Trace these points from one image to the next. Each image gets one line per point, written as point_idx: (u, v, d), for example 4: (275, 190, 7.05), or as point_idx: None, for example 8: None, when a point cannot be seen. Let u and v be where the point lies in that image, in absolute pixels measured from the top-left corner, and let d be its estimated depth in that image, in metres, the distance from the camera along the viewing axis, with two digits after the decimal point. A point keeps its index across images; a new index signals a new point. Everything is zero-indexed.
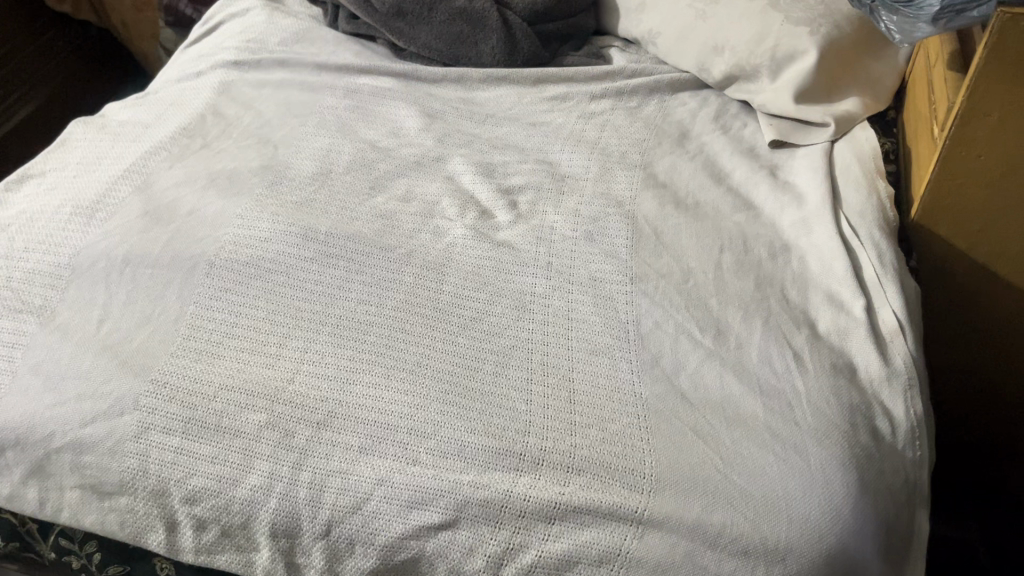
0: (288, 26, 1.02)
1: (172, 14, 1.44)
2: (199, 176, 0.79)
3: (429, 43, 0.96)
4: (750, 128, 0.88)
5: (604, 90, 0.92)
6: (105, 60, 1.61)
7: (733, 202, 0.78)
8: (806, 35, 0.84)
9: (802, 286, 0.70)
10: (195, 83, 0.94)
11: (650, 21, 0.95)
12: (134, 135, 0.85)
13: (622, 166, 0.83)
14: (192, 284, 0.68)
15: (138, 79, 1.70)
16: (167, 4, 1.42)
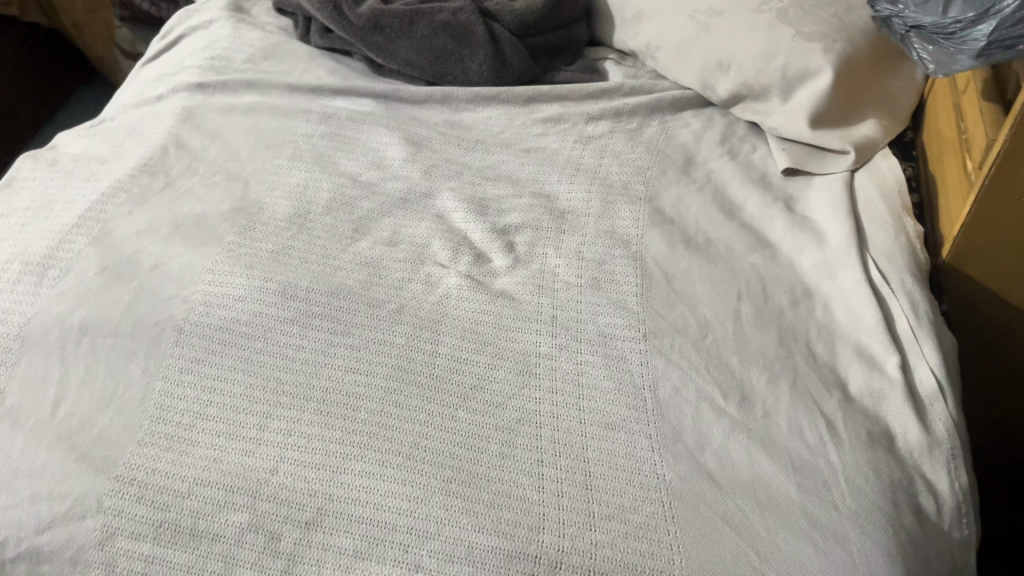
0: (255, 40, 0.94)
1: (128, 13, 1.34)
2: (163, 223, 0.72)
3: (410, 59, 0.89)
4: (759, 151, 0.82)
5: (601, 111, 0.85)
6: (57, 64, 1.51)
7: (748, 240, 0.72)
8: (819, 52, 0.77)
9: (829, 339, 0.64)
10: (155, 109, 0.86)
11: (648, 32, 0.88)
12: (88, 173, 0.78)
13: (625, 199, 0.77)
14: (159, 355, 0.61)
15: (92, 82, 1.60)
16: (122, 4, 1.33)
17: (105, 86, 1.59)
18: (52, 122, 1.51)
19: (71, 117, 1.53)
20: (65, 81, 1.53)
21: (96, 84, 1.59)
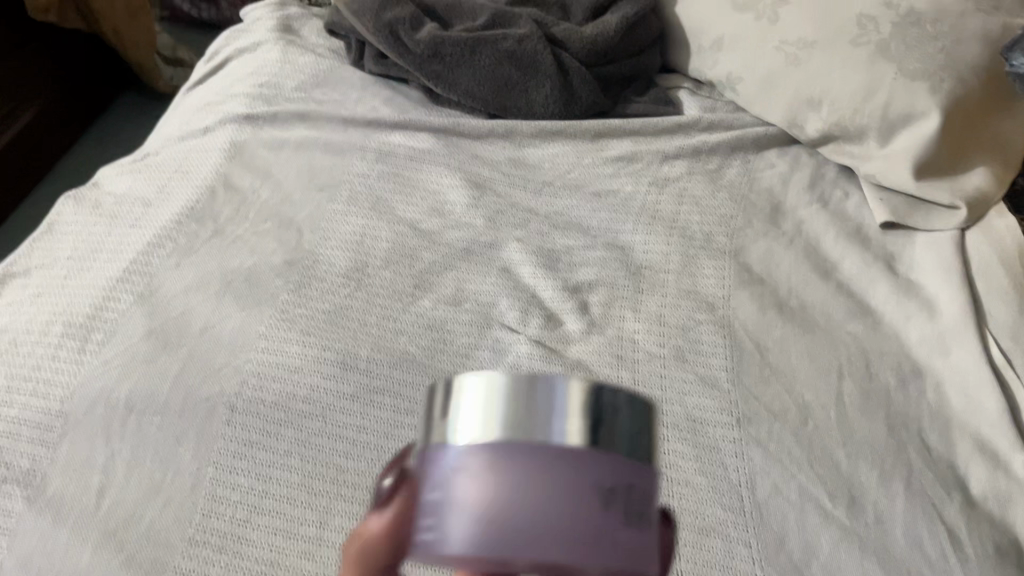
0: (306, 66, 0.88)
1: None
2: (213, 278, 0.67)
3: (471, 90, 0.82)
4: (853, 199, 0.75)
5: (678, 150, 0.79)
6: (91, 76, 1.45)
7: (846, 305, 0.66)
8: (925, 92, 0.70)
9: (944, 429, 0.58)
10: (200, 143, 0.81)
11: (729, 62, 0.82)
12: (133, 218, 0.73)
13: (707, 253, 0.70)
14: (210, 437, 0.56)
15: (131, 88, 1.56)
16: None
17: (141, 98, 1.54)
18: (85, 136, 1.45)
19: (106, 130, 1.47)
20: (99, 93, 1.48)
21: (132, 97, 1.54)
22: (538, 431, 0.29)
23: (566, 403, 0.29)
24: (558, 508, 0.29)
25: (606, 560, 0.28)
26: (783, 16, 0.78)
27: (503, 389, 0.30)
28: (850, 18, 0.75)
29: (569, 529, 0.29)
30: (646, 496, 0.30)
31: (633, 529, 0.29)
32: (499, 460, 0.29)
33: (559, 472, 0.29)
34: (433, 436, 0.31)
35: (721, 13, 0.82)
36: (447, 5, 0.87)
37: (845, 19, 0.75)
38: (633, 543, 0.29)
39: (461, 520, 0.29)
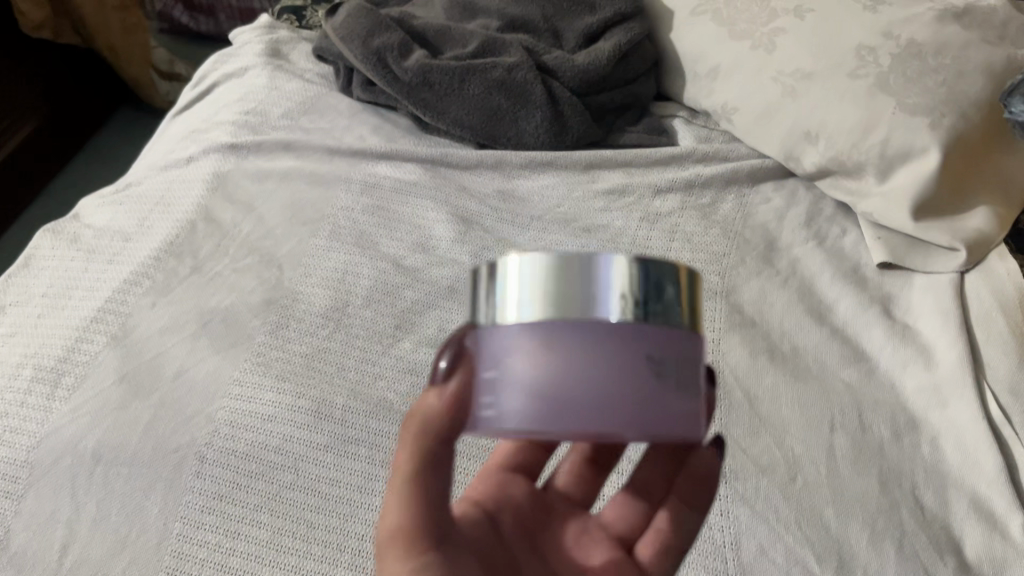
0: (293, 92, 0.87)
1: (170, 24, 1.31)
2: (189, 318, 0.66)
3: (460, 119, 0.81)
4: (850, 236, 0.73)
5: (671, 183, 0.77)
6: (84, 94, 1.44)
7: (840, 351, 0.64)
8: (925, 129, 0.68)
9: (939, 486, 0.56)
10: (183, 173, 0.79)
11: (724, 92, 0.80)
12: (111, 253, 0.71)
13: (698, 292, 0.68)
14: (178, 490, 0.55)
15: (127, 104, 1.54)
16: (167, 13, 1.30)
17: (136, 117, 1.52)
18: (81, 154, 1.43)
19: (100, 148, 1.45)
20: (93, 111, 1.46)
21: (127, 112, 1.53)
22: (585, 308, 0.35)
23: (609, 277, 0.35)
24: (608, 379, 0.35)
25: (652, 421, 0.35)
26: (779, 44, 0.77)
27: (547, 271, 0.35)
28: (849, 49, 0.73)
29: (619, 397, 0.35)
30: (687, 360, 0.37)
31: (677, 396, 0.36)
32: (554, 341, 0.35)
33: (611, 342, 0.35)
34: (486, 310, 0.37)
35: (717, 42, 0.81)
36: (437, 31, 0.85)
37: (843, 52, 0.73)
38: (675, 407, 0.36)
39: (520, 392, 0.35)
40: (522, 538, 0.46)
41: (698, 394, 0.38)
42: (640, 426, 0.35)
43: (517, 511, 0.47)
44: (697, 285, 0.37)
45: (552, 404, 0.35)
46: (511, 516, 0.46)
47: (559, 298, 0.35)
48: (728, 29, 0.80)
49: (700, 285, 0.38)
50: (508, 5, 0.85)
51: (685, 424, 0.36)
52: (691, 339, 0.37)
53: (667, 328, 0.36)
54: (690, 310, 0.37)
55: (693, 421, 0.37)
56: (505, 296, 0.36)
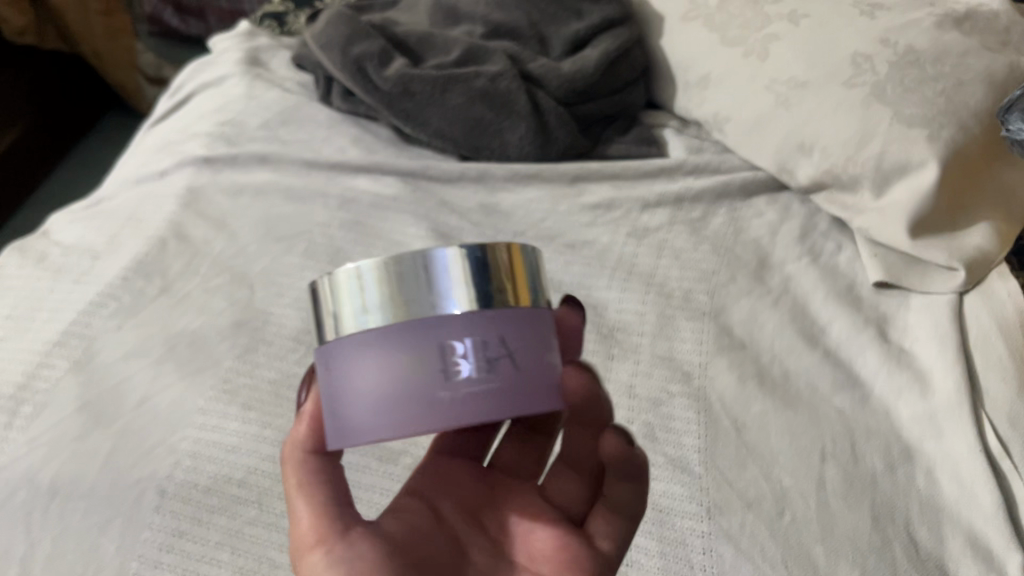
0: (272, 102, 0.84)
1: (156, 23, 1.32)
2: (155, 342, 0.63)
3: (442, 129, 0.78)
4: (846, 252, 0.70)
5: (659, 196, 0.74)
6: (68, 101, 1.42)
7: (832, 375, 0.61)
8: (922, 141, 0.65)
9: (933, 522, 0.53)
10: (157, 189, 0.77)
11: (716, 100, 0.77)
12: (79, 272, 0.69)
13: (685, 312, 0.66)
14: (137, 527, 0.52)
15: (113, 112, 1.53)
16: (153, 13, 1.30)
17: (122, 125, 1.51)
18: (64, 164, 1.41)
19: (84, 157, 1.43)
20: (74, 118, 1.44)
21: (111, 121, 1.52)
22: (415, 306, 0.38)
23: (446, 272, 0.38)
24: (418, 376, 0.37)
25: (475, 405, 0.37)
26: (771, 52, 0.74)
27: (376, 279, 0.38)
28: (844, 56, 0.70)
29: (434, 389, 0.37)
30: (520, 335, 0.39)
31: (504, 373, 0.38)
32: (371, 345, 0.39)
33: (423, 337, 0.38)
34: (325, 322, 0.40)
35: (708, 49, 0.78)
36: (419, 39, 0.83)
37: (838, 60, 0.70)
38: (504, 384, 0.38)
39: (370, 405, 0.38)
40: (465, 515, 0.45)
41: (543, 367, 0.39)
42: (461, 414, 0.37)
43: (457, 490, 0.46)
44: (538, 259, 0.42)
45: (378, 403, 0.38)
46: (452, 499, 0.46)
47: (394, 300, 0.38)
48: (719, 35, 0.77)
49: (539, 258, 0.42)
50: (492, 10, 0.82)
51: (519, 400, 0.38)
52: (527, 313, 0.40)
53: (494, 309, 0.39)
54: (530, 285, 0.41)
55: (535, 396, 0.38)
56: (347, 304, 0.39)
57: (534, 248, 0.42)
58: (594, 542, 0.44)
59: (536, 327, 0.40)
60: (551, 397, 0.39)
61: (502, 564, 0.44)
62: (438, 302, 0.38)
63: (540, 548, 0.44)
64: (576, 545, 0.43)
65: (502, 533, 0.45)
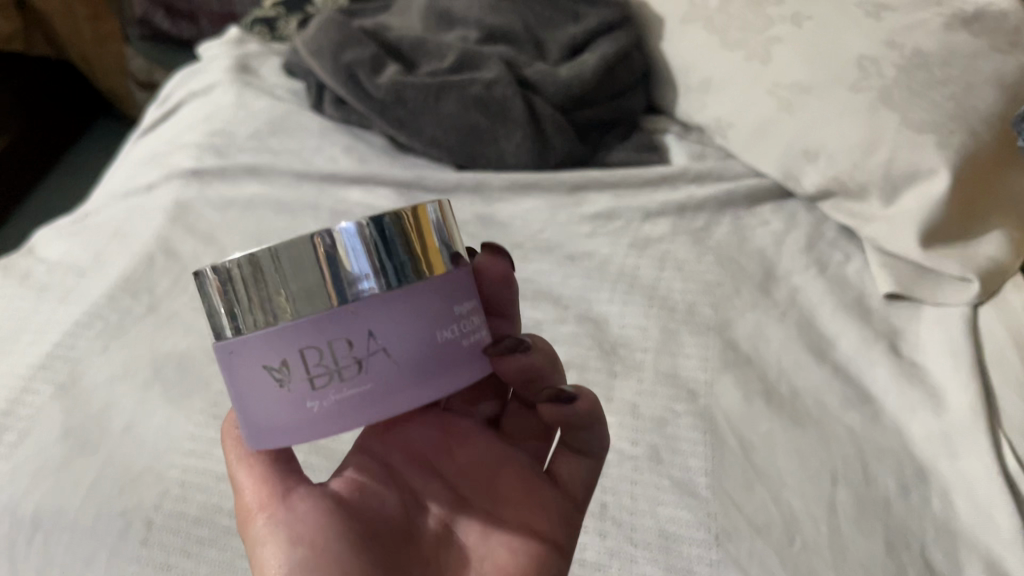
0: (262, 111, 0.82)
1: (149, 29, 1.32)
2: (142, 365, 0.61)
3: (437, 138, 0.76)
4: (855, 263, 0.68)
5: (661, 206, 0.72)
6: (61, 110, 1.41)
7: (842, 393, 0.59)
8: (932, 147, 0.63)
9: (950, 547, 0.50)
10: (144, 203, 0.75)
11: (718, 106, 0.75)
12: (64, 291, 0.67)
13: (689, 327, 0.63)
14: (120, 562, 0.49)
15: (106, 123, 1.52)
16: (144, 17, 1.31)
17: (116, 135, 1.50)
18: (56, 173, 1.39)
19: (77, 166, 1.41)
20: (66, 128, 1.42)
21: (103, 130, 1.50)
22: (309, 294, 0.36)
23: (352, 248, 0.36)
24: (290, 388, 0.36)
25: (352, 411, 0.35)
26: (774, 55, 0.72)
27: (275, 263, 0.36)
28: (849, 58, 0.68)
29: (306, 398, 0.35)
30: (401, 320, 0.36)
31: (384, 368, 0.36)
32: (243, 353, 0.37)
33: (296, 342, 0.36)
34: (219, 318, 0.38)
35: (710, 53, 0.76)
36: (412, 44, 0.81)
37: (843, 63, 0.68)
38: (386, 378, 0.36)
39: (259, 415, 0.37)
40: (416, 464, 0.47)
41: (436, 348, 0.37)
42: (338, 424, 0.35)
43: (404, 442, 0.48)
44: (446, 217, 0.40)
45: (260, 412, 0.37)
46: (399, 448, 0.48)
47: (295, 286, 0.36)
48: (720, 37, 0.75)
49: (448, 213, 0.40)
50: (487, 14, 0.80)
51: (403, 395, 0.36)
52: (424, 284, 0.37)
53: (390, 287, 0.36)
54: (441, 246, 0.39)
55: (421, 385, 0.36)
56: (246, 295, 0.36)
57: (442, 203, 0.40)
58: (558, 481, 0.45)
59: (432, 301, 0.37)
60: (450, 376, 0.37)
61: (461, 511, 0.45)
62: (347, 282, 0.36)
63: (508, 491, 0.45)
64: (540, 482, 0.45)
65: (458, 480, 0.47)
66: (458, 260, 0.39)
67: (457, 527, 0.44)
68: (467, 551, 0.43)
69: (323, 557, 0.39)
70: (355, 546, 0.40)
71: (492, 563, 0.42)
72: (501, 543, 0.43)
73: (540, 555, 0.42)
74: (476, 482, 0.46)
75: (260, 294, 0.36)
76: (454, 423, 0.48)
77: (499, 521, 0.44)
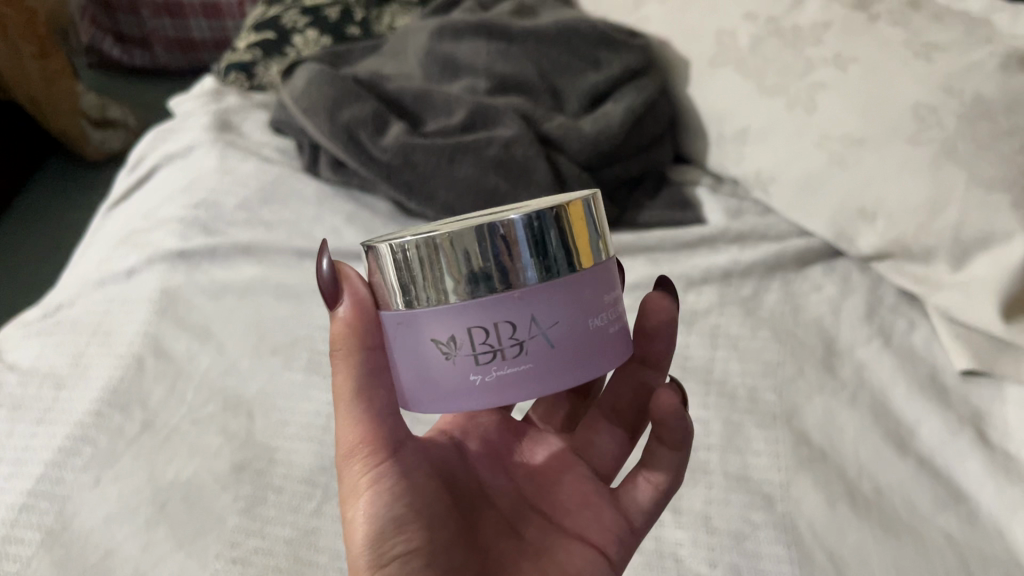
0: (249, 178, 0.75)
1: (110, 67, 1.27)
2: (143, 498, 0.53)
3: (452, 203, 0.67)
4: (920, 332, 0.63)
5: (704, 274, 0.67)
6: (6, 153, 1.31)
7: (933, 491, 0.52)
8: (1007, 207, 0.57)
9: None
10: (125, 290, 0.66)
11: (758, 157, 0.71)
12: (42, 408, 0.58)
13: (754, 419, 0.57)
14: None
15: (60, 167, 1.42)
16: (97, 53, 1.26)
17: (69, 178, 1.39)
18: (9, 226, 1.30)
19: (31, 216, 1.32)
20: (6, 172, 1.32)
21: (54, 173, 1.40)
22: (483, 275, 0.39)
23: (516, 240, 0.39)
24: (455, 360, 0.40)
25: (509, 386, 0.39)
26: (819, 104, 0.66)
27: (446, 247, 0.39)
28: (904, 108, 0.62)
29: (469, 374, 0.39)
30: (562, 310, 0.40)
31: (568, 339, 0.40)
32: (417, 327, 0.40)
33: (464, 321, 0.39)
34: (393, 291, 0.41)
35: (747, 100, 0.71)
36: (416, 97, 0.73)
37: (897, 112, 0.62)
38: (568, 346, 0.40)
39: (426, 384, 0.41)
40: (491, 460, 0.50)
41: (587, 335, 0.40)
42: (498, 397, 0.39)
43: (484, 436, 0.51)
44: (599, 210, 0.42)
45: (423, 381, 0.41)
46: (477, 440, 0.51)
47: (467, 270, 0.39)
48: (755, 82, 0.70)
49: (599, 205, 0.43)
50: (496, 62, 0.74)
51: (556, 377, 0.40)
52: (581, 275, 0.41)
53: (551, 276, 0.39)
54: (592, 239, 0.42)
55: (570, 369, 0.40)
56: (422, 272, 0.39)
57: (593, 195, 0.42)
58: (621, 504, 0.46)
59: (586, 294, 0.41)
60: (608, 360, 0.41)
61: (525, 508, 0.48)
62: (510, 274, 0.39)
63: (564, 500, 0.47)
64: (599, 500, 0.46)
65: (528, 481, 0.49)
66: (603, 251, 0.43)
67: (517, 526, 0.47)
68: (522, 549, 0.45)
69: (414, 512, 0.41)
70: (435, 514, 0.42)
71: (546, 561, 0.44)
72: (560, 551, 0.44)
73: (594, 565, 0.43)
74: (542, 490, 0.48)
75: (437, 273, 0.39)
76: (525, 433, 0.52)
77: (556, 526, 0.46)
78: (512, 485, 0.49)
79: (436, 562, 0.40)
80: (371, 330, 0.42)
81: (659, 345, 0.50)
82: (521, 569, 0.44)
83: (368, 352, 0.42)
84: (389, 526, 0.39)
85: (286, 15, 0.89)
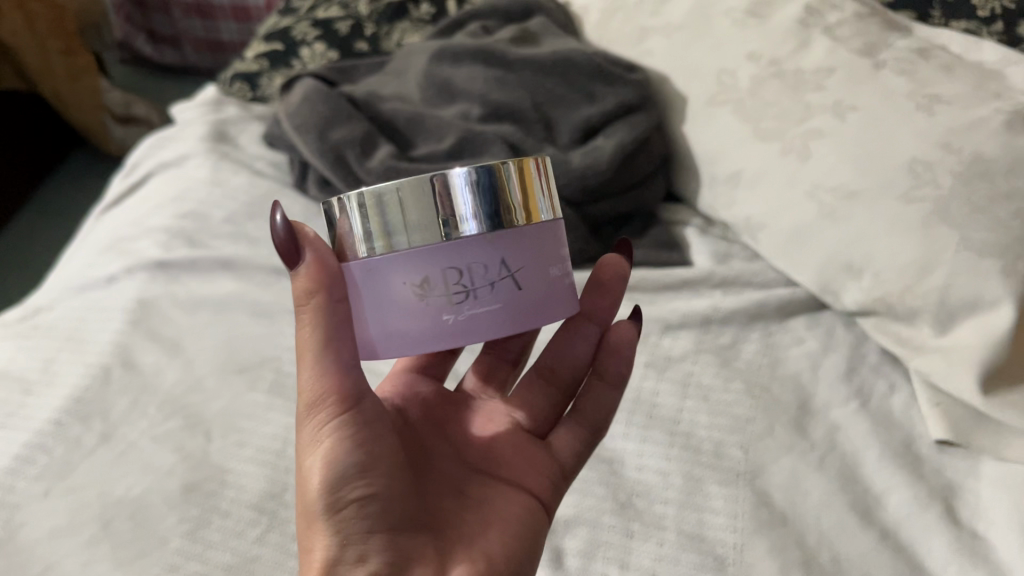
0: (239, 192, 0.77)
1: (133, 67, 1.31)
2: (90, 515, 0.52)
3: None
4: (900, 396, 0.61)
5: (682, 319, 0.65)
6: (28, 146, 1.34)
7: (894, 567, 0.50)
8: (995, 275, 0.55)
9: None
10: (104, 297, 0.67)
11: (748, 202, 0.69)
12: (4, 413, 0.58)
13: (716, 475, 0.55)
14: None
15: (83, 162, 1.45)
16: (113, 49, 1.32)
17: (91, 175, 1.42)
18: (28, 217, 1.33)
19: (49, 208, 1.35)
20: (24, 162, 1.34)
21: (76, 169, 1.43)
22: (436, 219, 0.41)
23: (457, 193, 0.41)
24: (429, 300, 0.42)
25: (480, 325, 0.42)
26: (813, 151, 0.64)
27: (398, 198, 0.41)
28: (898, 163, 0.60)
29: (440, 313, 0.42)
30: (523, 255, 0.43)
31: (533, 280, 0.43)
32: (385, 270, 0.42)
33: (432, 263, 0.42)
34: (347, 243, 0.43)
35: (742, 142, 0.69)
36: (409, 119, 0.73)
37: (890, 167, 0.60)
38: (532, 290, 0.43)
39: (397, 325, 0.42)
40: (431, 424, 0.50)
41: (548, 282, 0.44)
42: (470, 334, 0.42)
43: (422, 404, 0.51)
44: (544, 170, 0.45)
45: (394, 321, 0.42)
46: (417, 406, 0.50)
47: (421, 217, 0.41)
48: (752, 125, 0.69)
49: (545, 166, 0.45)
50: (491, 89, 0.73)
51: (525, 316, 0.43)
52: (534, 226, 0.44)
53: (500, 226, 0.42)
54: (540, 190, 0.45)
55: (536, 310, 0.43)
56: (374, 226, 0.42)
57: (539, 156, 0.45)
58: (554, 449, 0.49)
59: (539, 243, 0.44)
60: (566, 301, 0.45)
61: (462, 467, 0.48)
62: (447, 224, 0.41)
63: (498, 452, 0.48)
64: (533, 450, 0.49)
65: (465, 442, 0.49)
66: (549, 209, 0.45)
67: (459, 483, 0.46)
68: (463, 502, 0.45)
69: (371, 463, 0.41)
70: (389, 467, 0.42)
71: (486, 512, 0.45)
72: (498, 499, 0.45)
73: (534, 514, 0.45)
74: (480, 447, 0.48)
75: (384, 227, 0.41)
76: (457, 399, 0.52)
77: (494, 478, 0.47)
78: (450, 444, 0.49)
79: (390, 511, 0.41)
80: (334, 283, 0.40)
81: (608, 302, 0.53)
82: (464, 520, 0.44)
83: (333, 305, 0.39)
84: (344, 477, 0.40)
85: (297, 27, 0.90)
